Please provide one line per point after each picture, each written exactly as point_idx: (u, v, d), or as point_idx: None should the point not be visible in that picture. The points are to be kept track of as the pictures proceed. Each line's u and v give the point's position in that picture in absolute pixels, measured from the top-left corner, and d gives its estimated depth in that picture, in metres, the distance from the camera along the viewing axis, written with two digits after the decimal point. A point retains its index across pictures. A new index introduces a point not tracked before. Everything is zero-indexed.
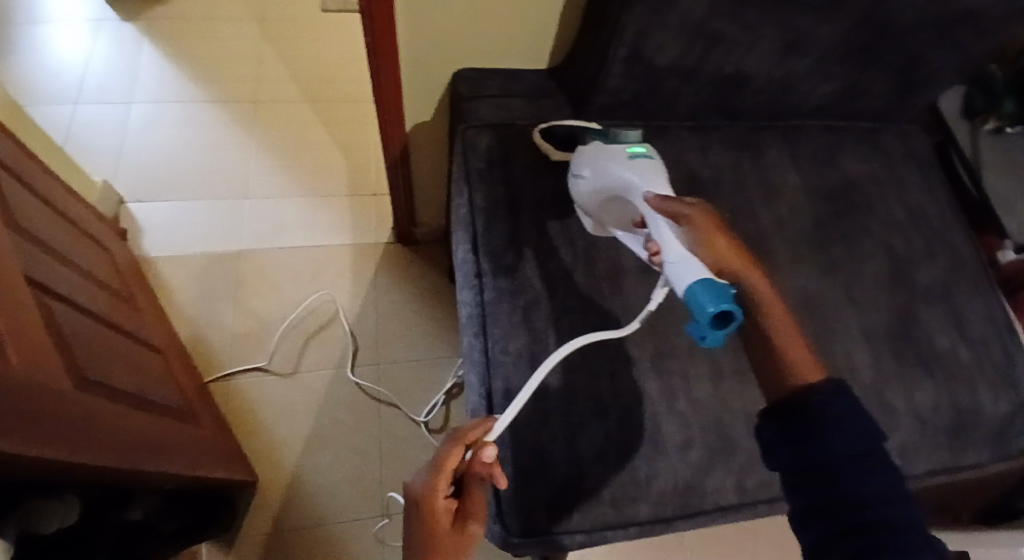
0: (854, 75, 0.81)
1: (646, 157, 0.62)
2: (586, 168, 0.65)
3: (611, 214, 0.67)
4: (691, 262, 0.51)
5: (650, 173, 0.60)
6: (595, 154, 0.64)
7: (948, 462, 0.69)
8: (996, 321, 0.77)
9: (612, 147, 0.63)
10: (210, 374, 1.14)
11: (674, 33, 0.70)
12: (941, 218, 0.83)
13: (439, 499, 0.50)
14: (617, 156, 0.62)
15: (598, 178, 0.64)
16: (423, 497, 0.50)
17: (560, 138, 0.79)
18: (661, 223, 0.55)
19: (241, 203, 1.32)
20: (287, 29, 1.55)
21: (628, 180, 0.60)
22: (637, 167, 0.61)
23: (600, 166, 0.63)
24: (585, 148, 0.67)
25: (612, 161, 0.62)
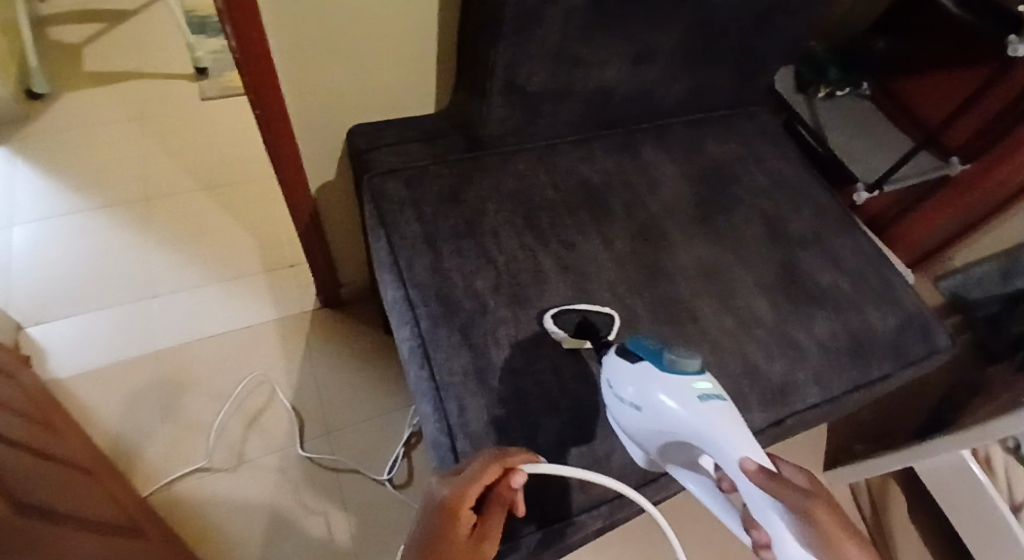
0: (701, 71, 0.93)
1: (717, 401, 0.56)
2: (629, 393, 0.60)
3: (677, 454, 0.60)
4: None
5: (730, 424, 0.55)
6: (655, 394, 0.57)
7: (859, 379, 0.77)
8: (866, 254, 0.87)
9: (679, 391, 0.57)
10: (150, 484, 1.09)
11: (538, 60, 0.78)
12: (800, 177, 0.94)
13: (465, 505, 0.48)
14: (683, 400, 0.56)
15: (662, 418, 0.57)
16: (450, 501, 0.48)
17: (575, 324, 0.72)
18: (766, 503, 0.48)
19: (152, 303, 1.28)
20: (170, 123, 1.55)
21: (692, 426, 0.55)
22: (714, 416, 0.55)
23: (665, 407, 0.57)
24: (640, 380, 0.59)
25: (680, 405, 0.56)
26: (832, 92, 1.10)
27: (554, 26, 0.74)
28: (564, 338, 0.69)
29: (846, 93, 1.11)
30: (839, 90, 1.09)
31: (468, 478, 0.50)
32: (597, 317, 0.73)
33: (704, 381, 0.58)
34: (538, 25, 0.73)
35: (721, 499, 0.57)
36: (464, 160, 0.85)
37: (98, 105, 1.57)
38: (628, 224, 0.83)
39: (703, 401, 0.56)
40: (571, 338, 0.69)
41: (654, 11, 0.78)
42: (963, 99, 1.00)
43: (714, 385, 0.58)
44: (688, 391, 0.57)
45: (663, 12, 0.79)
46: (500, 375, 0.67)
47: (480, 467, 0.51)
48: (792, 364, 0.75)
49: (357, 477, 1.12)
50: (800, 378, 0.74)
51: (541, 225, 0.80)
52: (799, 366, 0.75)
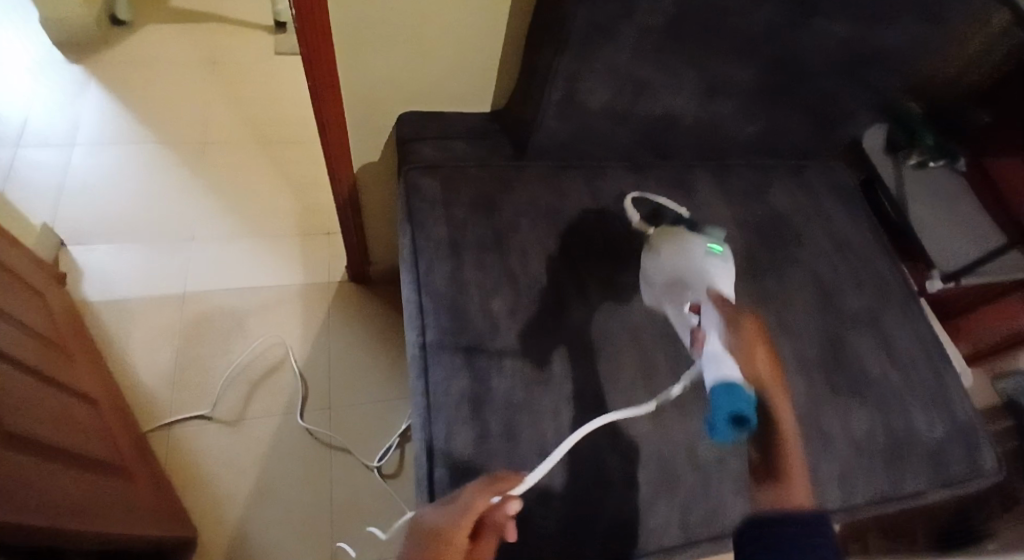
0: (777, 115, 0.86)
1: (720, 259, 0.67)
2: (657, 243, 0.70)
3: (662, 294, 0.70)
4: (725, 361, 0.58)
5: (720, 278, 0.66)
6: (676, 243, 0.68)
7: (888, 484, 0.70)
8: (925, 346, 0.79)
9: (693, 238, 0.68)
10: (150, 422, 1.10)
11: (603, 78, 0.73)
12: (866, 248, 0.86)
13: (458, 533, 0.47)
14: (695, 244, 0.67)
15: (670, 253, 0.68)
16: (441, 530, 0.48)
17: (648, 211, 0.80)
18: (712, 312, 0.64)
19: (187, 244, 1.30)
20: (239, 71, 1.56)
21: (696, 271, 0.66)
22: (710, 266, 0.66)
23: (678, 244, 0.68)
24: (666, 232, 0.70)
25: (689, 248, 0.67)
26: (925, 162, 0.99)
27: (623, 44, 0.69)
28: (636, 220, 0.76)
29: (940, 164, 0.99)
30: (934, 161, 0.98)
31: (461, 506, 0.50)
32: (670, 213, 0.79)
33: (718, 243, 0.69)
34: (608, 39, 0.68)
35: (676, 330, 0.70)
36: (508, 168, 0.81)
37: (176, 42, 1.59)
38: None
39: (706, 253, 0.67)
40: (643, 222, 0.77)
41: (734, 45, 0.72)
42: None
43: (724, 250, 0.68)
44: (702, 245, 0.67)
45: (743, 47, 0.73)
46: (495, 405, 0.63)
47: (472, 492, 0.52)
48: (814, 453, 0.68)
49: (347, 459, 1.11)
50: (821, 474, 0.68)
51: (574, 251, 0.75)
52: (821, 458, 0.68)
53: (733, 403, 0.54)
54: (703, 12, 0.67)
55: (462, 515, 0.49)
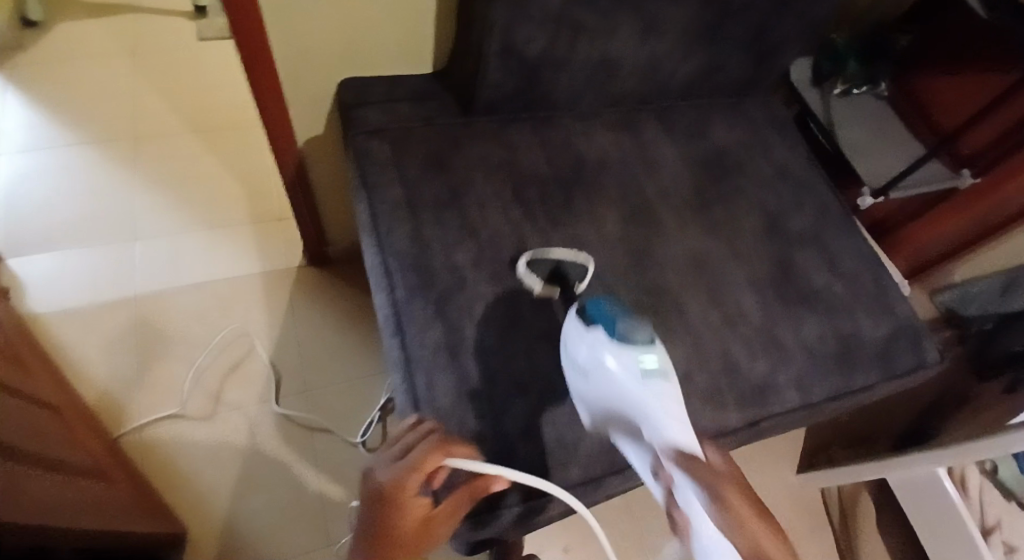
0: (711, 51, 0.88)
1: (659, 380, 0.58)
2: (587, 363, 0.61)
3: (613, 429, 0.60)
4: None
5: (665, 404, 0.57)
6: (606, 368, 0.59)
7: (842, 382, 0.75)
8: (865, 257, 0.85)
9: (626, 363, 0.58)
10: (121, 426, 1.08)
11: (540, 25, 0.74)
12: (803, 171, 0.91)
13: (413, 496, 0.50)
14: (631, 371, 0.58)
15: (609, 385, 0.58)
16: (394, 489, 0.50)
17: (548, 269, 0.72)
18: (683, 478, 0.50)
19: (133, 245, 1.26)
20: (164, 61, 1.50)
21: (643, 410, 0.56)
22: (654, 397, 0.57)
23: (615, 375, 0.58)
24: (594, 357, 0.60)
25: (627, 377, 0.58)
26: (849, 89, 1.05)
27: None
28: (537, 286, 0.69)
29: (863, 91, 1.06)
30: (856, 87, 1.05)
31: (411, 465, 0.51)
32: (571, 266, 0.72)
33: (652, 357, 0.60)
34: None
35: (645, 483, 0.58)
36: (457, 126, 0.81)
37: (92, 37, 1.52)
38: (619, 203, 0.80)
39: (645, 374, 0.58)
40: (544, 287, 0.70)
41: None
42: (982, 108, 0.94)
43: (661, 362, 0.60)
44: (636, 364, 0.58)
45: None
46: (471, 351, 0.65)
47: (424, 454, 0.51)
48: (773, 362, 0.73)
49: (329, 437, 1.11)
50: (781, 382, 0.72)
51: (529, 200, 0.77)
52: (779, 365, 0.73)
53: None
54: None
55: (413, 474, 0.50)
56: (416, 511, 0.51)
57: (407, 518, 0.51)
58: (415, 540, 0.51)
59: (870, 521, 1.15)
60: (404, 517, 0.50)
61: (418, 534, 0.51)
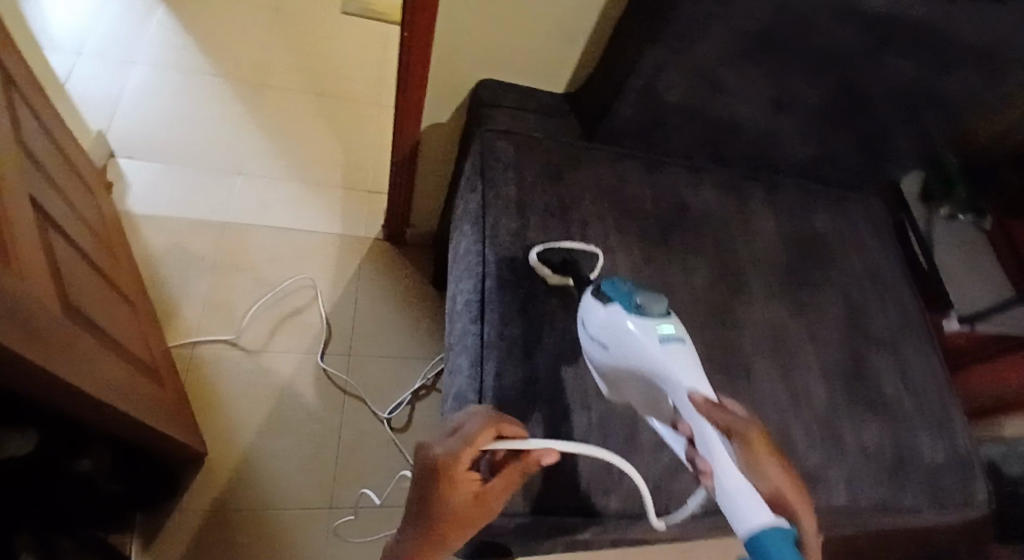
0: (832, 140, 0.91)
1: (677, 343, 0.55)
2: (605, 338, 0.59)
3: (639, 392, 0.59)
4: (752, 500, 0.45)
5: (687, 366, 0.54)
6: (621, 338, 0.57)
7: (891, 496, 0.74)
8: (936, 378, 0.85)
9: (642, 330, 0.55)
10: (177, 338, 1.13)
11: (684, 73, 0.78)
12: (893, 280, 0.92)
13: (466, 475, 0.51)
14: (646, 341, 0.55)
15: (629, 355, 0.56)
16: (447, 467, 0.50)
17: (559, 260, 0.72)
18: (709, 432, 0.50)
19: (233, 178, 1.33)
20: (304, 21, 1.59)
21: (666, 374, 0.54)
22: (672, 358, 0.54)
23: (631, 344, 0.56)
24: (610, 326, 0.59)
25: (644, 344, 0.55)
26: (955, 214, 1.04)
27: (713, 43, 0.74)
28: (549, 275, 0.70)
29: (966, 219, 1.04)
30: (963, 213, 1.03)
31: (466, 440, 0.51)
32: (580, 256, 0.74)
33: (670, 325, 0.56)
34: (699, 35, 0.73)
35: (672, 435, 0.58)
36: (578, 147, 0.84)
37: None
38: (713, 260, 0.82)
39: (661, 341, 0.55)
40: (556, 276, 0.71)
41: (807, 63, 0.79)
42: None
43: (679, 329, 0.56)
44: (652, 329, 0.55)
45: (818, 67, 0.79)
46: (543, 356, 0.67)
47: (478, 430, 0.51)
48: (827, 454, 0.73)
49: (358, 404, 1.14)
50: (832, 476, 0.72)
51: (630, 231, 0.79)
52: (833, 459, 0.73)
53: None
54: (786, 21, 0.73)
55: (466, 451, 0.50)
56: (467, 489, 0.52)
57: (461, 495, 0.52)
58: (469, 512, 0.53)
59: None
60: (455, 494, 0.51)
61: (472, 507, 0.52)
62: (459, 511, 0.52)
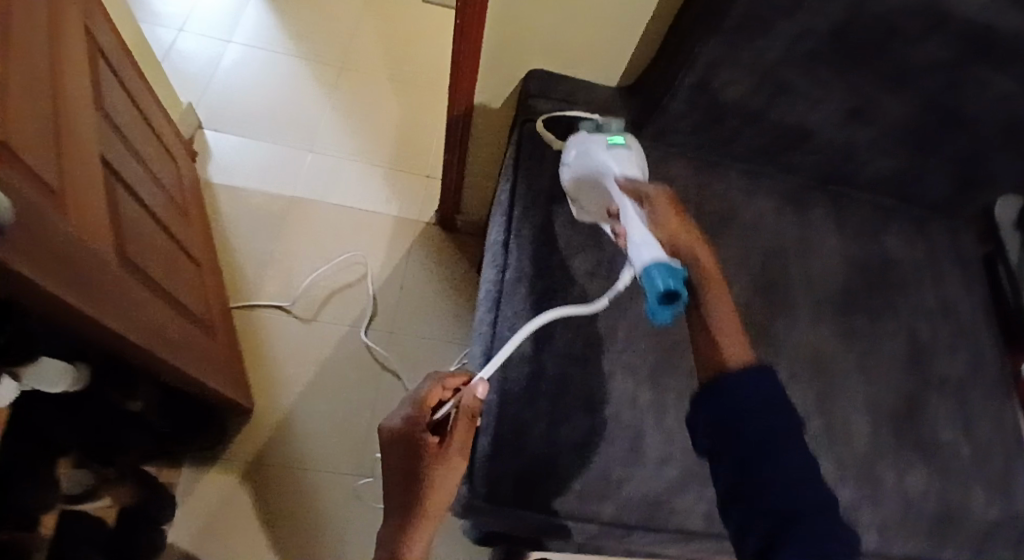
0: (914, 158, 0.83)
1: (623, 148, 0.68)
2: (568, 156, 0.71)
3: (592, 204, 0.70)
4: (647, 243, 0.55)
5: (625, 161, 0.67)
6: (578, 150, 0.70)
7: (928, 546, 0.68)
8: (1004, 433, 0.76)
9: (594, 139, 0.69)
10: (237, 300, 1.20)
11: (746, 72, 0.72)
12: (968, 316, 0.83)
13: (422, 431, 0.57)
14: (596, 146, 0.68)
15: (583, 161, 0.69)
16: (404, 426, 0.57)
17: (563, 127, 0.82)
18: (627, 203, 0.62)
19: (304, 153, 1.39)
20: (387, 7, 1.63)
21: (607, 167, 0.66)
22: (614, 155, 0.67)
23: (586, 150, 0.69)
24: (571, 143, 0.71)
25: (595, 146, 0.68)
26: None
27: (778, 43, 0.68)
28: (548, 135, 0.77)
29: None
30: None
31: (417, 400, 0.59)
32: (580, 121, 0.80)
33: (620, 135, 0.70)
34: (763, 35, 0.68)
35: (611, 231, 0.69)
36: (611, 99, 0.85)
37: None
38: (758, 273, 0.77)
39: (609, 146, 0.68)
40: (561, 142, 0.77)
41: (889, 70, 0.71)
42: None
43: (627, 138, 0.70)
44: (603, 139, 0.69)
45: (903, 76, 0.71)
46: (553, 353, 0.65)
47: (427, 390, 0.59)
48: (860, 494, 0.68)
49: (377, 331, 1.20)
50: (861, 519, 0.67)
51: None
52: (866, 500, 0.68)
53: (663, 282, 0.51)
54: (867, 26, 0.66)
55: (416, 407, 0.58)
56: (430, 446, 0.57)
57: (430, 460, 0.57)
58: (438, 467, 0.56)
59: None
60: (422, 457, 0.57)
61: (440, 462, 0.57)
62: (428, 468, 0.56)
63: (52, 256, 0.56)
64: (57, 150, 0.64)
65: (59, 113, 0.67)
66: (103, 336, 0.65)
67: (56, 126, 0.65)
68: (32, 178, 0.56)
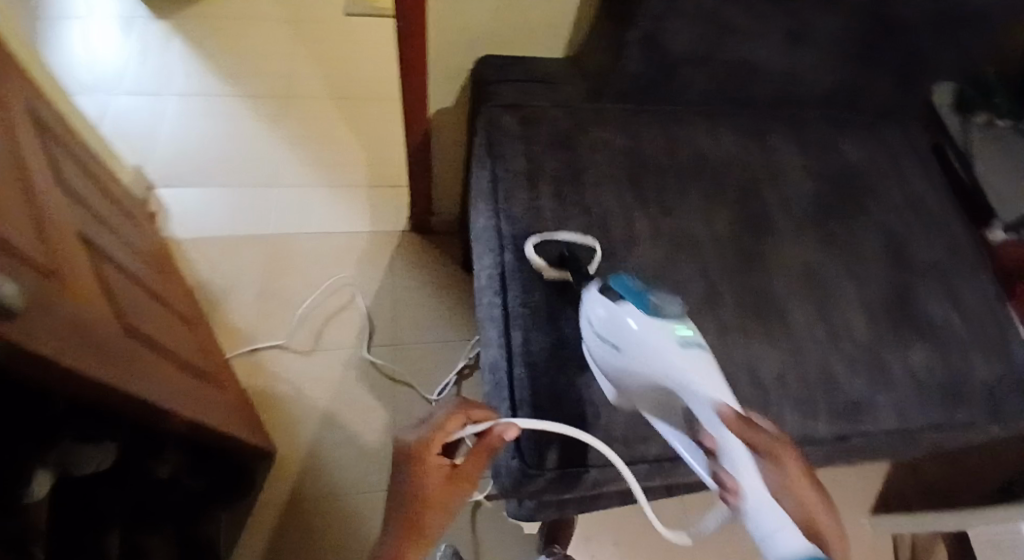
0: (855, 68, 0.87)
1: (697, 349, 0.55)
2: (612, 338, 0.59)
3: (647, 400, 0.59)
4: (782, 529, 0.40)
5: (706, 373, 0.54)
6: (633, 338, 0.57)
7: (944, 414, 0.73)
8: (987, 298, 0.83)
9: (660, 335, 0.56)
10: (232, 349, 1.19)
11: (688, 18, 0.75)
12: (932, 201, 0.89)
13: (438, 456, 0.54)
14: (665, 343, 0.55)
15: (643, 357, 0.55)
16: (418, 449, 0.54)
17: (558, 254, 0.70)
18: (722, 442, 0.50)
19: (264, 190, 1.38)
20: (312, 30, 1.62)
21: (684, 382, 0.53)
22: (691, 362, 0.54)
23: (647, 345, 0.55)
24: (616, 321, 0.58)
25: (660, 343, 0.55)
26: (994, 120, 0.98)
27: None
28: (539, 264, 0.69)
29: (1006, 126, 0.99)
30: (1004, 119, 0.98)
31: (436, 426, 0.55)
32: (580, 250, 0.71)
33: (686, 327, 0.57)
34: None
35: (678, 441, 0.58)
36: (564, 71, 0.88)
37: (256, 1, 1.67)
38: (737, 205, 0.81)
39: (683, 348, 0.55)
40: (552, 271, 0.69)
41: None
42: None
43: (695, 334, 0.57)
44: (669, 332, 0.56)
45: None
46: (569, 320, 0.68)
47: (447, 417, 0.56)
48: (873, 383, 0.73)
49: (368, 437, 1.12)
50: (879, 403, 0.72)
51: (645, 188, 0.79)
52: (880, 386, 0.73)
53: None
54: None
55: (435, 436, 0.54)
56: (438, 474, 0.54)
57: (433, 487, 0.54)
58: (446, 499, 0.54)
59: None
60: (427, 479, 0.54)
61: (445, 491, 0.54)
62: (435, 500, 0.54)
63: (64, 333, 0.56)
64: (39, 231, 0.63)
65: (30, 195, 0.66)
66: (125, 404, 0.65)
67: (30, 208, 0.65)
68: (25, 262, 0.56)
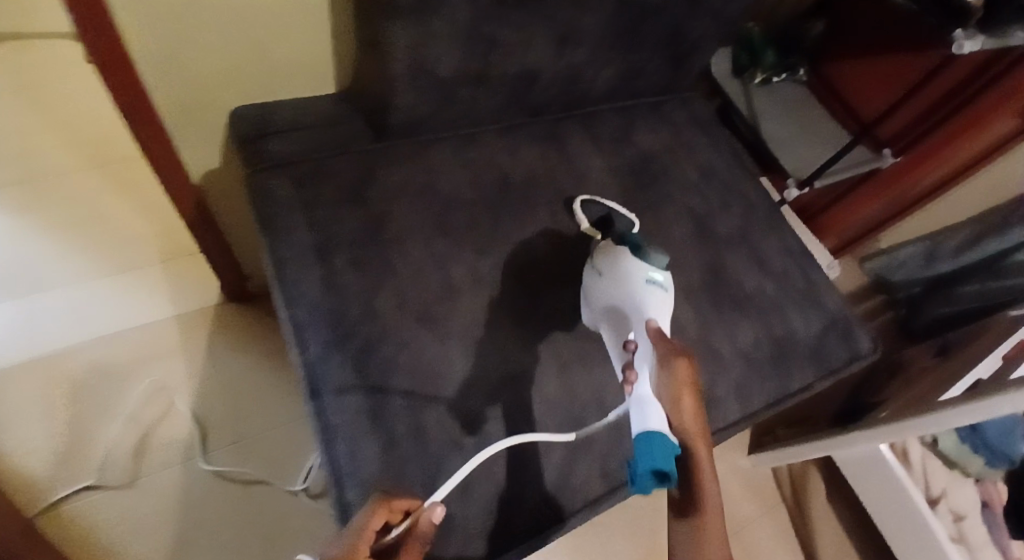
0: (634, 56, 0.84)
1: (660, 289, 0.63)
2: (600, 265, 0.66)
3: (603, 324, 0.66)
4: (652, 411, 0.48)
5: (657, 305, 0.61)
6: (615, 266, 0.64)
7: (780, 385, 0.76)
8: (791, 255, 0.86)
9: (637, 267, 0.63)
10: (32, 506, 0.98)
11: (447, 40, 0.67)
12: (727, 173, 0.91)
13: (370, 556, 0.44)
14: (637, 274, 0.63)
15: (616, 279, 0.63)
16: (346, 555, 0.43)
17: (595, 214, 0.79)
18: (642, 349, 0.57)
19: (27, 298, 1.14)
20: (51, 90, 1.36)
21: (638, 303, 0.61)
22: (650, 295, 0.61)
23: (623, 271, 0.63)
24: (608, 250, 0.66)
25: (634, 272, 0.63)
26: (769, 78, 1.12)
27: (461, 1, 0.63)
28: (586, 224, 0.75)
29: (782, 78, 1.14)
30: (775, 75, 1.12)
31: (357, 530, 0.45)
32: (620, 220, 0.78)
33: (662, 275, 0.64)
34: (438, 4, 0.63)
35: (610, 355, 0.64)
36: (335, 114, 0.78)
37: None
38: (548, 223, 0.77)
39: (649, 281, 0.62)
40: (590, 228, 0.75)
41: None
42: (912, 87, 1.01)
43: (667, 285, 0.64)
44: (645, 268, 0.63)
45: None
46: (397, 412, 0.59)
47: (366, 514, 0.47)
48: (711, 374, 0.73)
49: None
50: (720, 393, 0.73)
51: (450, 230, 0.72)
52: (718, 376, 0.73)
53: (653, 454, 0.44)
54: None
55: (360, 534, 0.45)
56: None
57: None
58: None
59: (818, 495, 1.25)
60: None
61: None
62: None
63: None
64: None
65: None
66: None
67: None
68: None
